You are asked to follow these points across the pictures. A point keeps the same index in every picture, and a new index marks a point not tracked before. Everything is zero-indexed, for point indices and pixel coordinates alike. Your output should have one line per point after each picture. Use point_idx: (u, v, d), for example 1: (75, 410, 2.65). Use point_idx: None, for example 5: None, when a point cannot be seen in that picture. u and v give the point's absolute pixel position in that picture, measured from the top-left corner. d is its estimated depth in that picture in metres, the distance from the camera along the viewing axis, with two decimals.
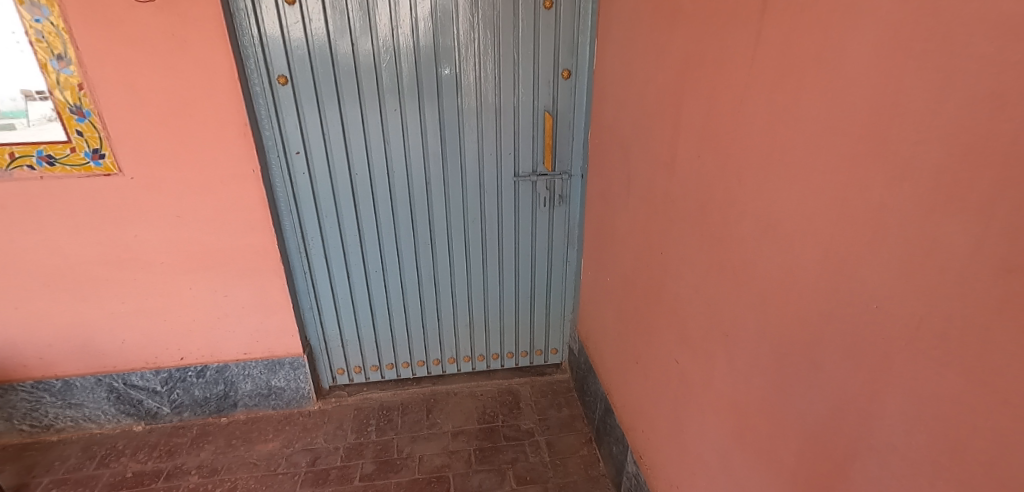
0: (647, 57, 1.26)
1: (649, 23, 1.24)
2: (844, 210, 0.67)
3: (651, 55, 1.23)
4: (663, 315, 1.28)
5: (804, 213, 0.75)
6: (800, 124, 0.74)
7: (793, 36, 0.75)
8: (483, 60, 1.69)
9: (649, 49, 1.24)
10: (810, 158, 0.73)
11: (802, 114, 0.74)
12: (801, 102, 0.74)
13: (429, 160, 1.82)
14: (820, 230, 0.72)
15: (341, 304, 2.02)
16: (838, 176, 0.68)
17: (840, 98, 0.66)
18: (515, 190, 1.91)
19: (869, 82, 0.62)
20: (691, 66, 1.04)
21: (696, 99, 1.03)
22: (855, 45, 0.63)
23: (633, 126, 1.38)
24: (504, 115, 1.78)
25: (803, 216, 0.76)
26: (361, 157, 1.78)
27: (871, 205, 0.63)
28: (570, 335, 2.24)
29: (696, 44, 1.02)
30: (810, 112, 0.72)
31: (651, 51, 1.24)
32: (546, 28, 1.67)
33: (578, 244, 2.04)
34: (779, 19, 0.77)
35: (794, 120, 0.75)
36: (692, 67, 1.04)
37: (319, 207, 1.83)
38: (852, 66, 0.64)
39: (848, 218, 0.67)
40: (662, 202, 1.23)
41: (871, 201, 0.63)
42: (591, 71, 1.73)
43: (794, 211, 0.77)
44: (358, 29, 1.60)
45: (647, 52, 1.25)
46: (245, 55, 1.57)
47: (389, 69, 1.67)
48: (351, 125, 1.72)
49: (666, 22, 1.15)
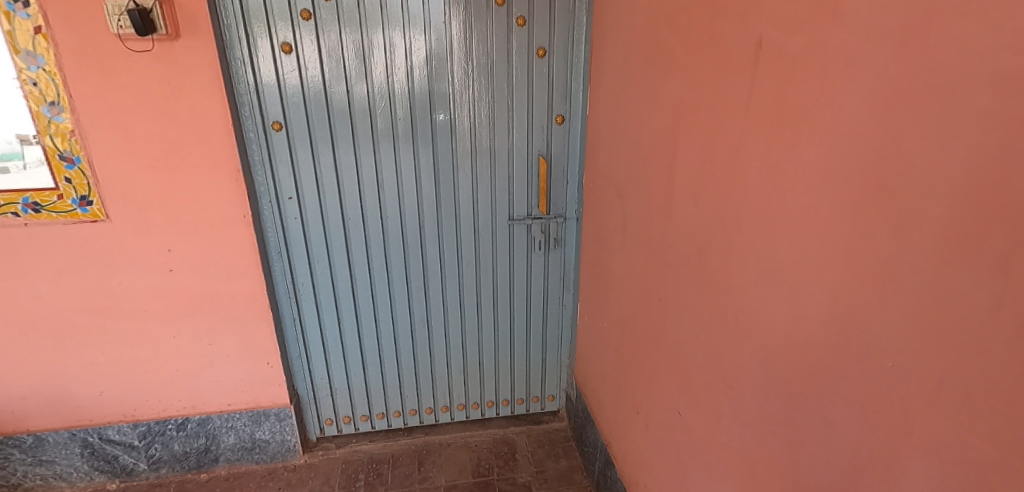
0: (640, 103, 1.27)
1: (642, 71, 1.25)
2: (851, 261, 0.65)
3: (645, 102, 1.24)
4: (664, 363, 1.24)
5: (808, 261, 0.73)
6: (799, 173, 0.73)
7: (788, 85, 0.75)
8: (478, 107, 1.71)
9: (643, 96, 1.25)
10: (811, 206, 0.71)
11: (801, 163, 0.73)
12: (799, 149, 0.73)
13: (424, 205, 1.81)
14: (826, 281, 0.70)
15: (331, 351, 1.96)
16: (843, 224, 0.66)
17: (840, 147, 0.66)
18: (510, 234, 1.89)
19: (869, 131, 0.61)
20: (685, 113, 1.05)
21: (692, 146, 1.03)
22: (852, 96, 0.63)
23: (627, 171, 1.37)
24: (498, 160, 1.78)
25: (807, 266, 0.73)
26: (355, 202, 1.76)
27: (878, 255, 0.61)
28: (567, 381, 2.17)
29: (689, 92, 1.03)
30: (809, 160, 0.71)
31: (644, 98, 1.25)
32: (540, 76, 1.70)
33: (574, 287, 2.01)
34: (773, 69, 0.78)
35: (793, 168, 0.75)
36: (686, 114, 1.04)
37: (311, 252, 1.80)
38: (851, 116, 0.64)
39: (854, 268, 0.65)
40: (659, 247, 1.21)
41: (879, 251, 0.61)
42: (585, 116, 1.75)
43: (798, 260, 0.75)
44: (354, 77, 1.62)
45: (640, 98, 1.27)
46: (240, 102, 1.57)
47: (384, 114, 1.68)
48: (345, 171, 1.72)
49: (659, 70, 1.16)
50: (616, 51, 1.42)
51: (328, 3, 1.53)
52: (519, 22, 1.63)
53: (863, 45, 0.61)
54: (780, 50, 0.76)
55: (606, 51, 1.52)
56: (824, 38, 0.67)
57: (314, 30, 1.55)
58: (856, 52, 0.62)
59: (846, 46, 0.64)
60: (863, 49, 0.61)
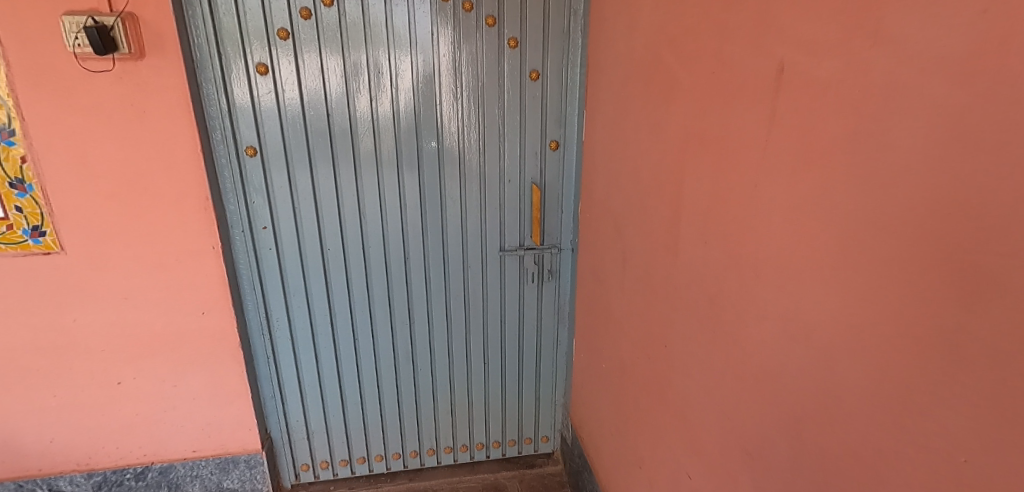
0: (641, 131, 1.18)
1: (642, 96, 1.17)
2: (903, 328, 0.54)
3: (645, 130, 1.15)
4: (669, 417, 1.12)
5: (844, 322, 0.62)
6: (833, 218, 0.63)
7: (816, 117, 0.65)
8: (468, 132, 1.61)
9: (644, 123, 1.16)
10: (848, 257, 0.61)
11: (835, 206, 0.62)
12: (830, 190, 0.63)
13: (409, 235, 1.70)
14: (871, 348, 0.59)
15: (308, 391, 1.82)
16: (892, 283, 0.55)
17: (884, 191, 0.55)
18: (501, 265, 1.78)
19: (918, 173, 0.51)
20: (692, 144, 0.95)
21: (700, 180, 0.93)
22: (899, 131, 0.53)
23: (626, 203, 1.27)
24: (489, 188, 1.68)
25: (845, 327, 0.62)
26: (335, 232, 1.65)
27: (936, 323, 0.50)
28: (561, 421, 2.04)
29: (696, 121, 0.93)
30: (845, 204, 0.61)
31: (645, 125, 1.15)
32: (532, 100, 1.61)
33: (570, 321, 1.89)
34: (797, 98, 0.68)
35: (825, 213, 0.64)
36: (692, 145, 0.95)
37: (287, 286, 1.68)
38: (897, 155, 0.53)
39: (907, 336, 0.54)
40: (663, 289, 1.11)
41: (936, 318, 0.50)
42: (581, 143, 1.66)
43: (833, 319, 0.64)
44: (334, 100, 1.52)
45: (641, 126, 1.17)
46: (211, 126, 1.47)
47: (366, 139, 1.57)
48: (324, 199, 1.61)
49: (662, 97, 1.07)
50: (613, 76, 1.34)
51: (308, 22, 1.44)
52: (510, 43, 1.54)
53: (912, 71, 0.51)
54: (806, 77, 0.66)
55: (602, 75, 1.44)
56: (860, 63, 0.58)
57: (293, 50, 1.46)
58: (902, 79, 0.52)
59: (888, 73, 0.54)
60: (912, 75, 0.51)
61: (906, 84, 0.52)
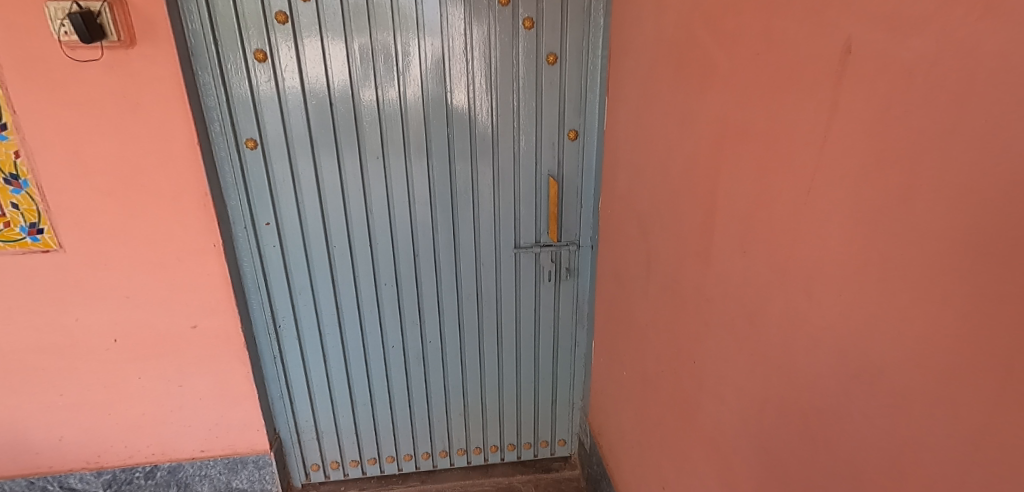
0: (670, 121, 1.05)
1: (672, 81, 1.03)
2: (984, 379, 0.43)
3: (676, 119, 1.02)
4: (697, 440, 1.01)
5: (918, 364, 0.50)
6: (904, 235, 0.51)
7: (886, 109, 0.53)
8: (480, 122, 1.50)
9: (674, 112, 1.03)
10: (921, 285, 0.49)
11: (907, 221, 0.51)
12: (904, 200, 0.51)
13: (419, 231, 1.61)
14: (946, 398, 0.47)
15: (317, 391, 1.76)
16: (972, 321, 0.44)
17: (967, 206, 0.43)
18: (516, 263, 1.68)
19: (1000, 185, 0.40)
20: (730, 137, 0.82)
21: (738, 181, 0.81)
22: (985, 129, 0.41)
23: (653, 201, 1.15)
24: (503, 182, 1.57)
25: (914, 369, 0.51)
26: (341, 229, 1.57)
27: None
28: (580, 424, 1.94)
29: (736, 111, 0.80)
30: (919, 218, 0.49)
31: (675, 115, 1.02)
32: (549, 85, 1.48)
33: (589, 322, 1.78)
34: (862, 86, 0.56)
35: (893, 228, 0.52)
36: (731, 139, 0.82)
37: (292, 284, 1.61)
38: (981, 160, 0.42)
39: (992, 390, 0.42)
40: (693, 300, 0.99)
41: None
42: (602, 132, 1.53)
43: (898, 357, 0.53)
44: (337, 89, 1.43)
45: (671, 114, 1.04)
46: (209, 117, 1.39)
47: (373, 130, 1.48)
48: (329, 193, 1.52)
49: (693, 83, 0.94)
50: (640, 59, 1.21)
51: (308, 4, 1.34)
52: (526, 23, 1.42)
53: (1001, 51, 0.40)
54: (874, 60, 0.54)
55: (627, 59, 1.30)
56: (942, 41, 0.45)
57: (292, 35, 1.36)
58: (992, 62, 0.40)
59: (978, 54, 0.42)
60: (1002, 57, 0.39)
61: (999, 70, 0.40)
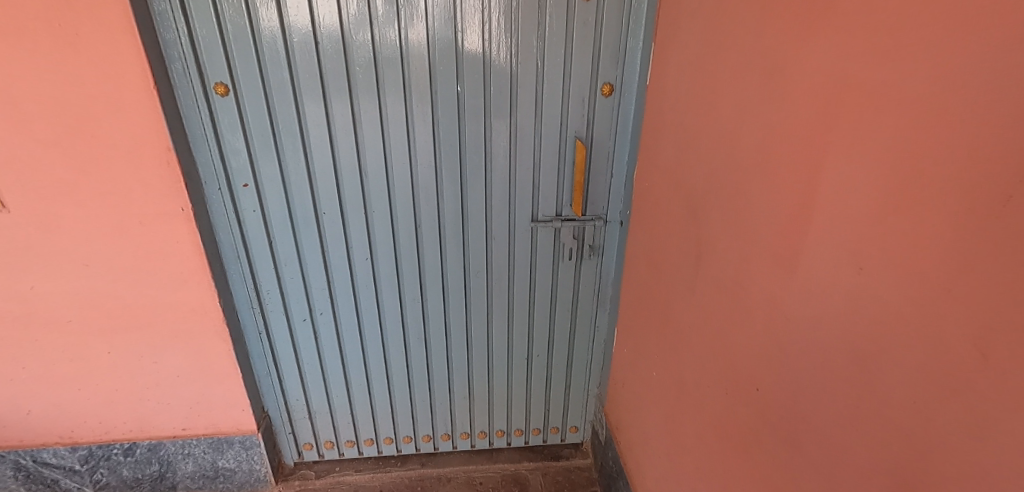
0: (746, 75, 0.80)
1: (753, 20, 0.77)
2: None
3: (755, 74, 0.77)
4: (750, 480, 0.83)
5: None
6: None
7: None
8: (497, 71, 1.24)
9: (753, 63, 0.78)
10: None
11: None
12: None
13: (421, 199, 1.39)
14: None
15: (307, 370, 1.61)
16: None
17: None
18: (532, 239, 1.46)
19: None
20: (849, 106, 0.58)
21: (855, 172, 0.58)
22: None
23: (712, 180, 0.92)
24: (521, 146, 1.33)
25: None
26: (331, 193, 1.35)
27: None
28: (594, 412, 1.79)
29: (862, 65, 0.56)
30: None
31: (754, 67, 0.77)
32: (582, 27, 1.21)
33: (611, 306, 1.58)
34: None
35: None
36: (848, 111, 0.58)
37: (277, 255, 1.42)
38: None
39: None
40: (763, 312, 0.77)
41: None
42: (642, 88, 1.27)
43: None
44: (323, 25, 1.17)
45: (748, 67, 0.79)
46: (169, 55, 1.16)
47: (366, 75, 1.23)
48: (316, 152, 1.29)
49: (788, 30, 0.69)
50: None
51: None
52: None
53: None
54: None
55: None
56: None
57: None
58: None
59: None
60: None
61: None
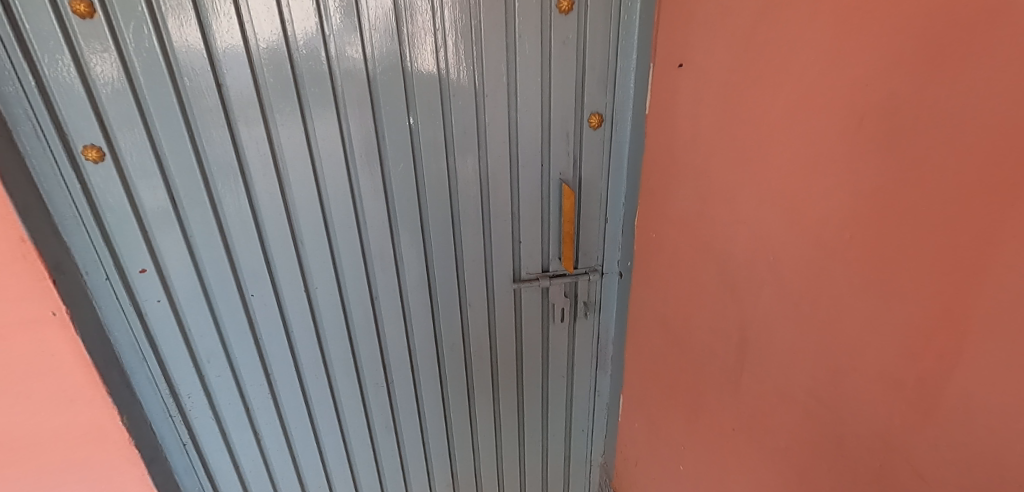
0: (814, 116, 0.57)
1: (821, 40, 0.55)
2: None
3: (831, 115, 0.55)
4: None
5: None
6: None
7: None
8: (458, 106, 0.99)
9: (825, 99, 0.56)
10: None
11: None
12: None
13: (376, 267, 1.11)
14: None
15: (251, 480, 1.30)
16: None
17: None
18: (516, 301, 1.21)
19: None
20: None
21: None
22: None
23: (764, 248, 0.69)
24: (494, 194, 1.08)
25: None
26: (257, 270, 1.06)
27: None
28: (600, 483, 1.55)
29: None
30: None
31: (828, 105, 0.55)
32: (561, 47, 0.97)
33: (613, 367, 1.35)
34: None
35: None
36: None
37: (196, 351, 1.12)
38: None
39: None
40: (875, 450, 0.55)
41: None
42: (635, 117, 1.05)
43: None
44: (225, 63, 0.89)
45: (815, 103, 0.57)
46: (11, 114, 0.86)
47: (289, 122, 0.95)
48: (233, 222, 1.01)
49: (889, 63, 0.47)
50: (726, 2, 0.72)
51: None
52: None
53: None
54: None
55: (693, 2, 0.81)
56: None
57: None
58: None
59: None
60: None
61: None
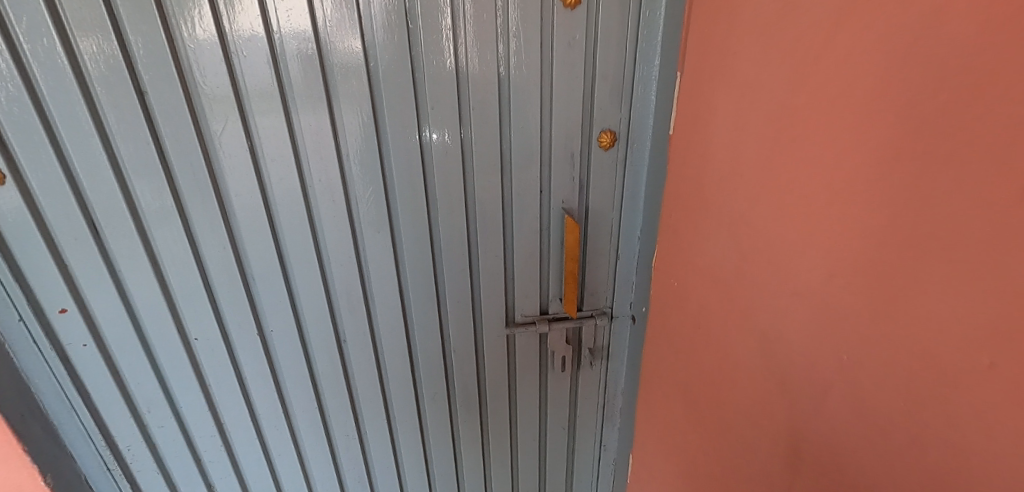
0: (919, 172, 0.39)
1: (934, 58, 0.37)
2: None
3: (953, 172, 0.36)
4: None
5: None
6: None
7: None
8: (438, 121, 0.81)
9: (941, 146, 0.37)
10: None
11: None
12: None
13: (343, 307, 0.94)
14: None
15: None
16: None
17: None
18: (509, 346, 1.04)
19: None
20: None
21: None
22: None
23: (829, 339, 0.50)
24: (482, 225, 0.90)
25: None
26: (201, 310, 0.90)
27: None
28: None
29: None
30: None
31: (945, 157, 0.37)
32: (564, 50, 0.79)
33: (621, 419, 1.16)
34: None
35: None
36: None
37: (135, 400, 0.96)
38: None
39: None
40: None
41: None
42: (654, 136, 0.85)
43: None
44: (145, 67, 0.72)
45: (922, 150, 0.39)
46: None
47: (230, 139, 0.78)
48: (169, 256, 0.85)
49: None
50: (779, 1, 0.54)
51: None
52: None
53: None
54: None
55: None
56: None
57: None
58: None
59: None
60: None
61: None
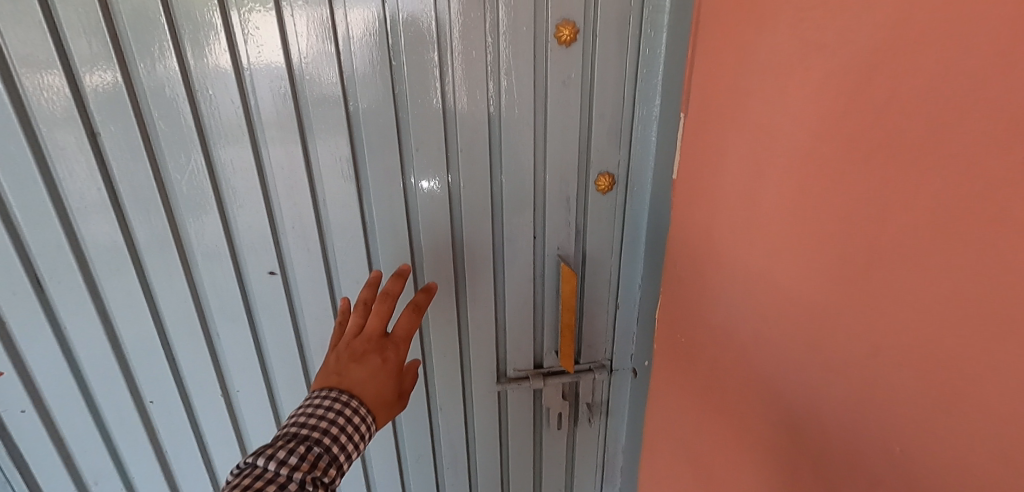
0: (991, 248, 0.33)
1: (1005, 110, 0.32)
2: None
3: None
4: None
5: None
6: None
7: None
8: (422, 163, 0.75)
9: (1018, 213, 0.31)
10: None
11: None
12: None
13: (317, 364, 0.86)
14: None
15: None
16: None
17: None
18: (501, 403, 0.95)
19: None
20: None
21: None
22: None
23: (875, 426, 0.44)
24: (471, 274, 0.83)
25: None
26: (158, 370, 0.81)
27: None
28: None
29: None
30: None
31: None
32: (559, 90, 0.74)
33: (622, 479, 1.07)
34: None
35: None
36: None
37: (80, 470, 0.86)
38: None
39: None
40: None
41: None
42: (655, 179, 0.80)
43: None
44: (98, 107, 0.65)
45: (994, 216, 0.33)
46: None
47: (193, 183, 0.71)
48: (122, 311, 0.76)
49: None
50: (799, 45, 0.49)
51: None
52: None
53: None
54: None
55: (741, 40, 0.58)
56: None
57: None
58: None
59: None
60: None
61: None
